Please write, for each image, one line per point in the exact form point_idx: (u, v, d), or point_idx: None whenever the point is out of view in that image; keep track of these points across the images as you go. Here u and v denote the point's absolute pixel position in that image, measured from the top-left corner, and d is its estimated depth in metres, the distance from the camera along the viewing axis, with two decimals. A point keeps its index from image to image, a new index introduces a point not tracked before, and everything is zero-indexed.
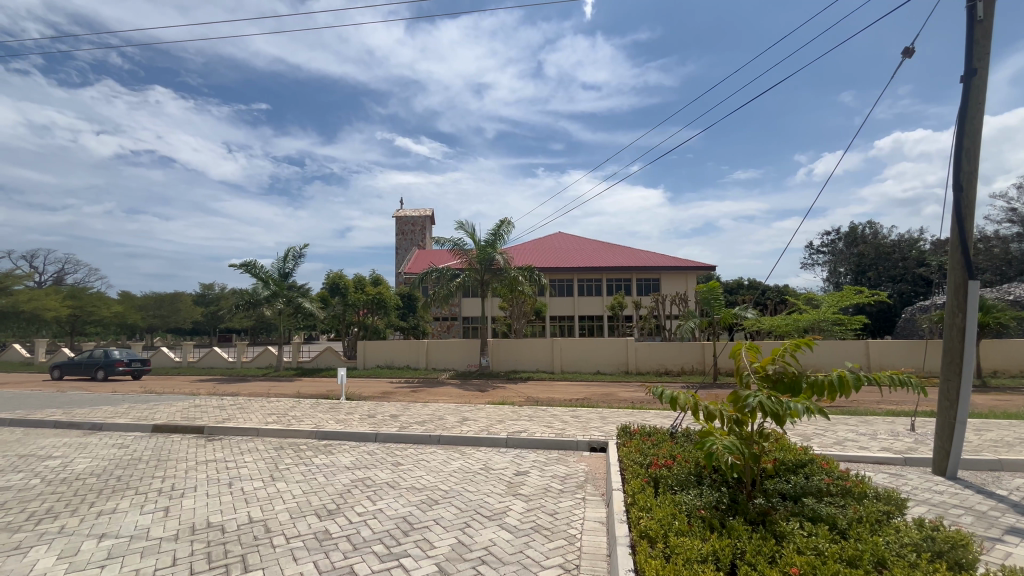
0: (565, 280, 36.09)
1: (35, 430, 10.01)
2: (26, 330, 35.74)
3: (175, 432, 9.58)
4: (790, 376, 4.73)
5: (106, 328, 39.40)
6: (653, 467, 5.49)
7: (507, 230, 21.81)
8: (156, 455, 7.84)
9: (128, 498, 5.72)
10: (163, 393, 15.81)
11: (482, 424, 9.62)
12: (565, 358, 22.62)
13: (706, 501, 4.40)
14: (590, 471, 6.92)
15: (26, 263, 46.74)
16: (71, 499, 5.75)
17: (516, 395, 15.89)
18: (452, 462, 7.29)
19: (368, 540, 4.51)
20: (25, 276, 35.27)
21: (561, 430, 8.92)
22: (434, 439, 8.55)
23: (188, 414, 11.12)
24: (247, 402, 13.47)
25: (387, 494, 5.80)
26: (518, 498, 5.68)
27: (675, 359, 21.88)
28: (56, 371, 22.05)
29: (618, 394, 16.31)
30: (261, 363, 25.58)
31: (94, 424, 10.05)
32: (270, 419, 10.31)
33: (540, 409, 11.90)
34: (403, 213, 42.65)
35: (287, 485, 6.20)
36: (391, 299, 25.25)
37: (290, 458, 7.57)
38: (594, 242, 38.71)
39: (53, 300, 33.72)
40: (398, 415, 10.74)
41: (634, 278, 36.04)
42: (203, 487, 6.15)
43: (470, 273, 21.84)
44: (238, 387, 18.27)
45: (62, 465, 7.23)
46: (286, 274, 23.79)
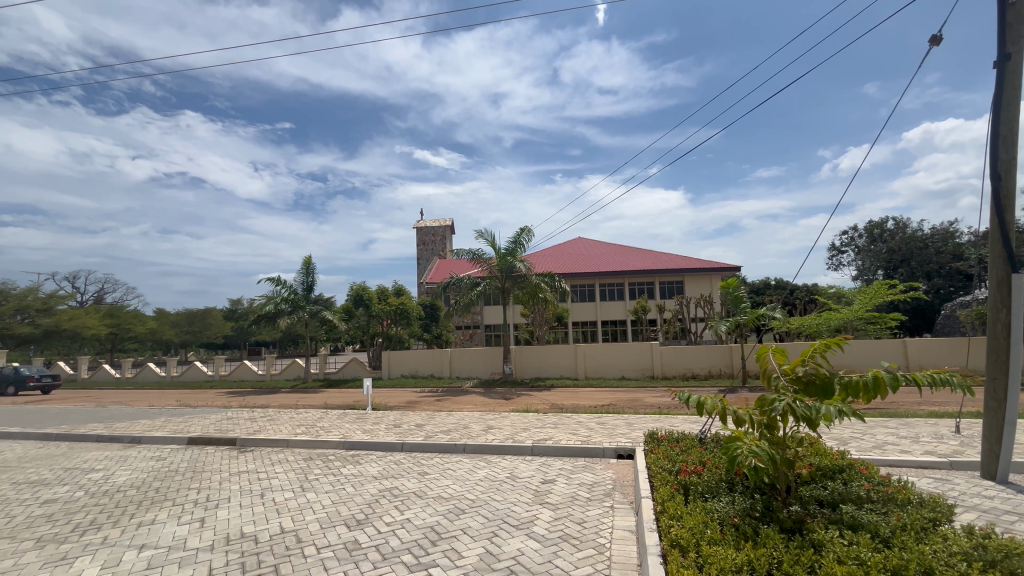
0: (586, 285, 35.85)
1: (79, 443, 10.47)
2: (69, 349, 37.50)
3: (209, 444, 9.85)
4: (822, 377, 4.58)
5: (142, 343, 40.99)
6: (683, 474, 5.37)
7: (527, 237, 21.89)
8: (191, 466, 8.07)
9: (165, 510, 5.90)
10: (198, 406, 16.23)
11: (507, 432, 9.58)
12: (588, 364, 22.39)
13: (738, 508, 4.29)
14: (618, 478, 6.82)
15: (69, 284, 49.38)
16: (112, 510, 5.96)
17: (540, 402, 15.80)
18: (478, 471, 7.29)
19: (397, 550, 4.53)
20: (67, 296, 37.08)
21: (587, 438, 8.83)
22: (460, 447, 8.57)
23: (221, 427, 11.42)
24: (277, 413, 13.76)
25: (414, 504, 5.83)
26: (545, 507, 5.64)
27: (702, 363, 21.44)
28: None
29: (643, 399, 16.05)
30: (289, 375, 26.11)
31: (133, 437, 10.42)
32: (299, 430, 10.50)
33: (565, 416, 11.80)
34: (424, 224, 43.21)
35: (316, 495, 6.30)
36: (413, 309, 25.52)
37: (319, 468, 7.71)
38: (614, 247, 38.46)
39: (94, 318, 35.33)
40: (424, 424, 10.82)
41: (656, 281, 35.59)
42: (236, 498, 6.31)
43: (490, 281, 21.92)
44: (267, 399, 18.68)
45: (104, 477, 7.53)
46: (310, 287, 24.27)
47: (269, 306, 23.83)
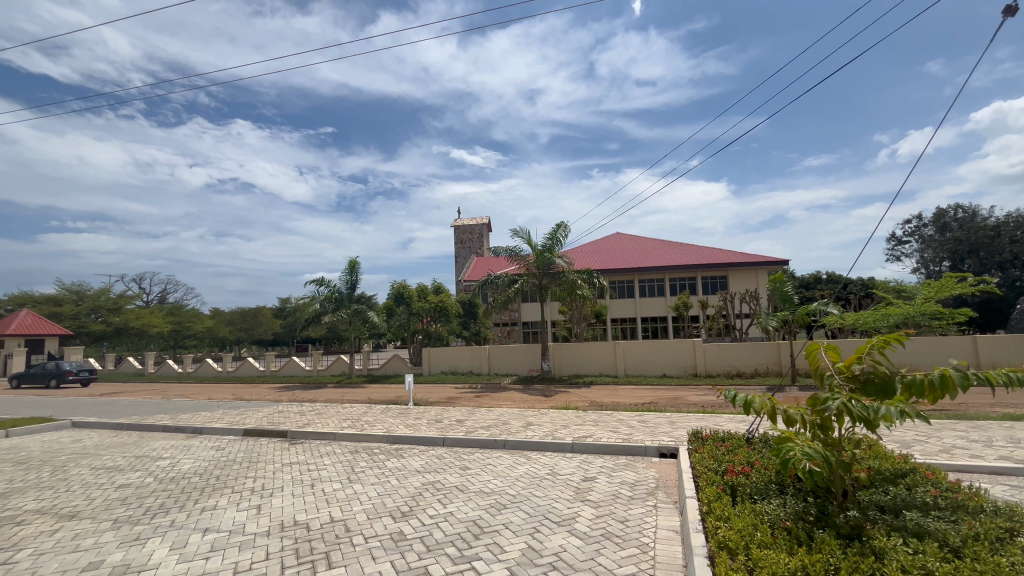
0: (625, 281, 35.30)
1: (147, 433, 11.28)
2: (137, 345, 40.42)
3: (262, 436, 10.38)
4: (881, 376, 4.32)
5: (201, 340, 43.57)
6: (729, 475, 5.21)
7: (564, 233, 21.74)
8: (247, 456, 8.52)
9: (226, 496, 6.27)
10: (252, 399, 17.10)
11: (547, 429, 9.58)
12: (628, 361, 22.04)
13: (790, 511, 4.12)
14: (661, 477, 6.68)
15: (136, 285, 53.11)
16: (178, 496, 6.38)
17: (579, 400, 15.69)
18: (518, 467, 7.33)
19: (440, 542, 4.63)
20: (134, 296, 39.92)
21: (628, 436, 8.70)
22: (500, 443, 8.64)
23: (273, 419, 12.00)
24: (325, 407, 14.32)
25: (456, 498, 5.94)
26: (587, 504, 5.61)
27: (748, 360, 20.70)
28: (13, 381, 26.35)
29: (686, 398, 15.67)
30: (334, 370, 27.10)
31: (195, 428, 11.12)
32: (345, 424, 10.88)
33: (605, 413, 11.68)
34: (461, 222, 43.70)
35: (363, 487, 6.52)
36: (452, 307, 25.88)
37: (365, 461, 7.98)
38: (654, 242, 37.63)
39: (158, 317, 37.84)
40: (464, 419, 10.98)
41: (698, 276, 34.58)
42: (289, 487, 6.63)
43: (528, 278, 21.91)
44: (314, 394, 19.45)
45: (170, 465, 8.08)
46: (352, 286, 25.05)
47: (315, 305, 24.78)
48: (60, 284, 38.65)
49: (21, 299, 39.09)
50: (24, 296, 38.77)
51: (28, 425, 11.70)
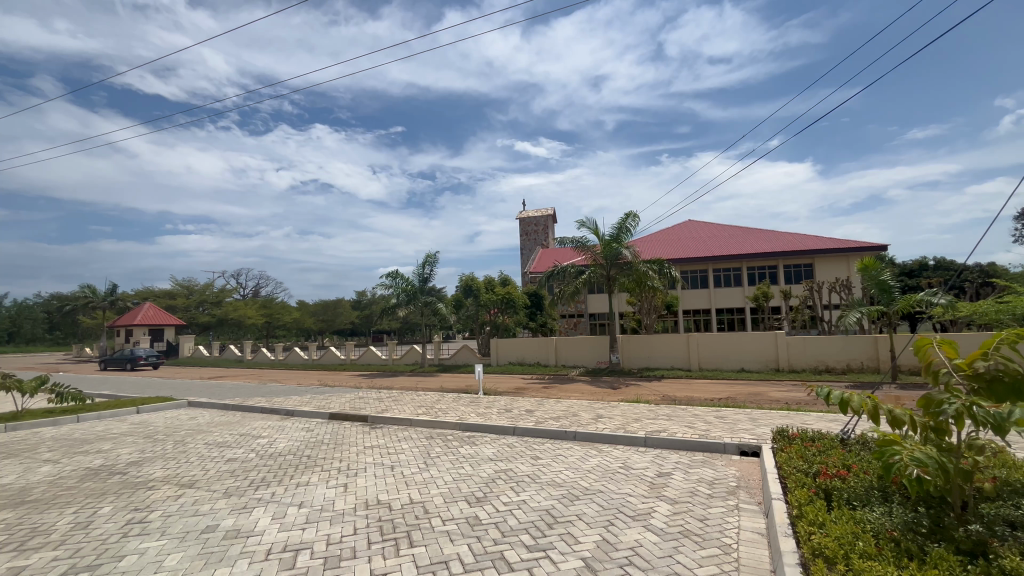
0: (698, 270, 33.66)
1: (248, 413, 12.52)
2: (237, 334, 44.85)
3: (346, 419, 11.12)
4: (1012, 375, 3.77)
5: (290, 330, 47.42)
6: (823, 477, 4.83)
7: (633, 222, 21.12)
8: (334, 438, 9.16)
9: (316, 474, 6.81)
10: (335, 386, 18.36)
11: (618, 422, 9.41)
12: (702, 354, 21.07)
13: (897, 521, 3.74)
14: (742, 476, 6.33)
15: (235, 280, 58.72)
16: (276, 471, 7.03)
17: (651, 393, 15.24)
18: (590, 460, 7.26)
19: (515, 529, 4.71)
20: (233, 290, 44.34)
21: (705, 431, 8.33)
22: (570, 435, 8.62)
23: (355, 405, 12.81)
24: (400, 394, 15.04)
25: (529, 487, 6.00)
26: (663, 500, 5.46)
27: (838, 355, 19.03)
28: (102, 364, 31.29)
29: (768, 394, 14.72)
30: (408, 360, 28.40)
31: (287, 411, 12.14)
32: (420, 411, 11.38)
33: (679, 408, 11.27)
34: (526, 214, 43.78)
35: (439, 472, 6.78)
36: (519, 298, 25.87)
37: (439, 447, 8.30)
38: (729, 229, 35.51)
39: (252, 309, 41.62)
40: (533, 409, 11.07)
41: (780, 265, 32.19)
42: (371, 468, 7.06)
43: (595, 269, 21.50)
44: (390, 382, 20.51)
45: (269, 443, 8.90)
46: (424, 279, 26.03)
47: (390, 297, 26.04)
48: (174, 280, 43.79)
49: (145, 294, 44.83)
50: (147, 291, 44.42)
51: (153, 403, 13.38)
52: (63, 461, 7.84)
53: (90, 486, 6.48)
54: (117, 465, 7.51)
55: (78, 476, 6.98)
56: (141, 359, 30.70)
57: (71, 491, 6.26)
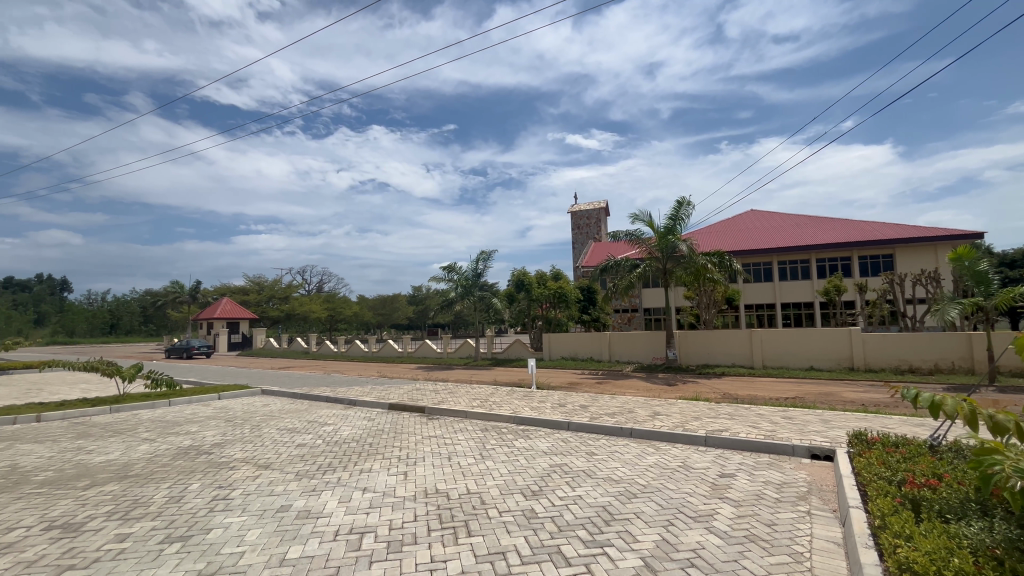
0: (761, 263, 31.87)
1: (314, 402, 13.28)
2: (304, 327, 47.61)
3: (404, 410, 11.52)
4: None
5: (351, 324, 49.79)
6: (909, 486, 4.44)
7: (689, 212, 20.30)
8: (393, 428, 9.51)
9: (378, 461, 7.12)
10: (393, 377, 19.06)
11: (676, 420, 9.12)
12: (766, 351, 19.96)
13: (999, 538, 3.38)
14: (815, 481, 5.94)
15: (301, 276, 62.15)
16: (342, 457, 7.41)
17: (711, 391, 14.64)
18: (647, 457, 7.10)
19: (571, 524, 4.69)
20: (299, 285, 47.13)
21: (772, 432, 7.90)
22: (626, 432, 8.45)
23: (412, 396, 13.24)
24: (455, 387, 15.38)
25: (585, 482, 5.95)
26: (726, 502, 5.23)
27: (924, 354, 17.40)
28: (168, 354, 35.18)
29: (841, 394, 13.74)
30: (462, 353, 28.98)
31: (350, 400, 12.75)
32: (475, 403, 11.58)
33: (742, 407, 10.75)
34: (578, 208, 43.21)
35: (494, 463, 6.87)
36: (572, 292, 25.62)
37: (495, 439, 8.41)
38: (797, 219, 33.35)
39: (316, 304, 44.05)
40: (588, 405, 10.95)
41: (855, 256, 29.86)
42: (429, 458, 7.28)
43: (650, 262, 20.85)
44: (445, 374, 21.03)
45: (334, 430, 9.40)
46: (477, 274, 26.43)
47: (445, 292, 26.62)
48: (247, 277, 47.15)
49: (222, 290, 48.63)
50: (224, 286, 48.13)
51: (232, 390, 14.50)
52: (158, 441, 8.66)
53: (181, 464, 7.12)
54: (203, 445, 8.21)
55: (171, 455, 7.69)
56: (194, 350, 34.05)
57: (166, 467, 6.93)
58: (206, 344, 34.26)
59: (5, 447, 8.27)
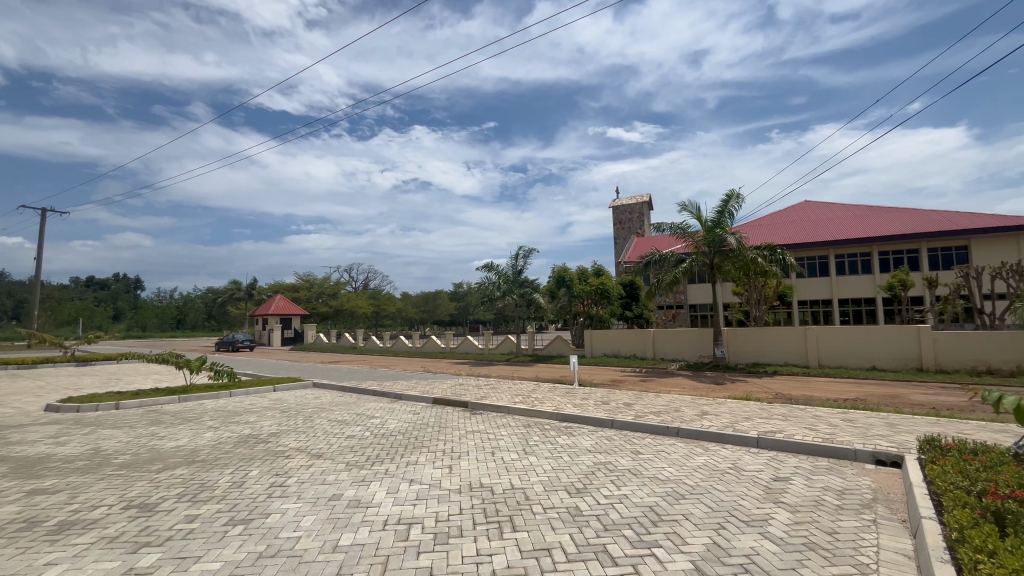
0: (817, 257, 30.19)
1: (362, 395, 13.75)
2: (351, 323, 49.39)
3: (448, 405, 11.71)
4: None
5: (395, 319, 51.21)
6: (990, 496, 4.09)
7: (737, 204, 19.51)
8: (438, 421, 9.70)
9: (424, 454, 7.27)
10: (436, 372, 19.46)
11: (726, 420, 8.80)
12: (822, 350, 18.91)
13: None
14: (880, 488, 5.57)
15: (348, 274, 64.41)
16: (389, 449, 7.63)
17: (762, 391, 14.05)
18: (695, 458, 6.88)
19: (618, 523, 4.61)
20: (347, 282, 48.88)
21: (831, 435, 7.47)
22: (673, 431, 8.23)
23: (456, 391, 13.44)
24: (497, 383, 15.50)
25: (631, 481, 5.84)
26: (782, 507, 4.99)
27: (1004, 354, 15.97)
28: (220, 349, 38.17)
29: (908, 396, 12.84)
30: (503, 349, 29.16)
31: (396, 394, 13.11)
32: (517, 399, 11.63)
33: (797, 408, 10.23)
34: (620, 202, 42.44)
35: (538, 460, 6.87)
36: (614, 288, 25.31)
37: (538, 435, 8.40)
38: (856, 209, 31.35)
39: (362, 300, 45.60)
40: (632, 403, 10.75)
41: (923, 248, 27.76)
42: (473, 452, 7.36)
43: (696, 257, 20.18)
44: (487, 370, 21.23)
45: (381, 423, 9.69)
46: (518, 271, 26.50)
47: (486, 289, 26.85)
48: (299, 275, 49.43)
49: (276, 287, 51.17)
50: (277, 284, 50.62)
51: (286, 382, 15.25)
52: (222, 429, 9.23)
53: (241, 451, 7.55)
54: (261, 434, 8.68)
55: (232, 442, 8.16)
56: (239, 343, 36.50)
57: (228, 454, 7.37)
58: (249, 338, 36.83)
59: (90, 431, 9.05)
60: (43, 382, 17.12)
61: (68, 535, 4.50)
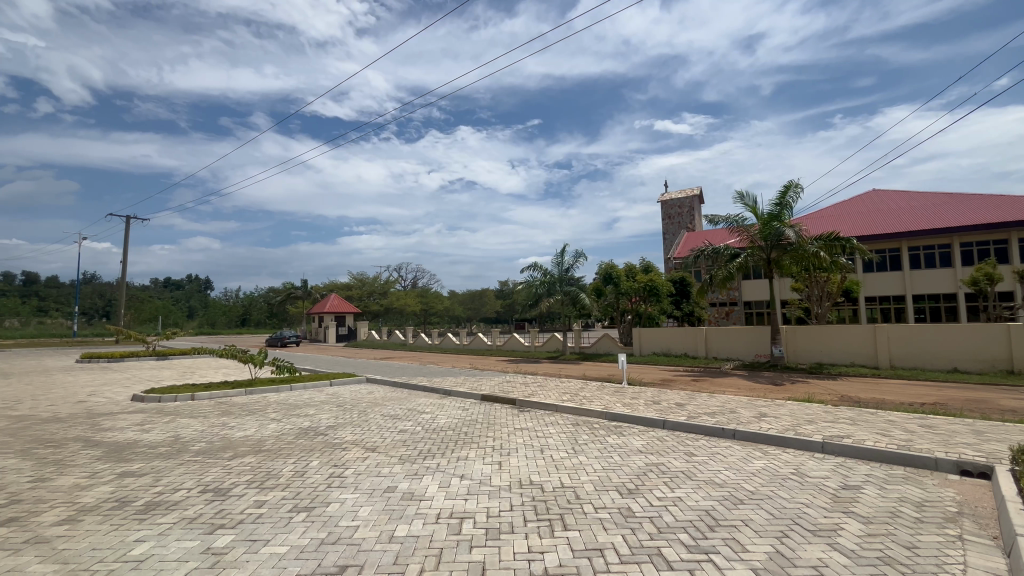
0: (888, 249, 28.04)
1: (413, 390, 14.15)
2: (401, 320, 50.91)
3: (496, 401, 11.82)
4: None
5: (443, 317, 52.23)
6: None
7: (797, 195, 18.45)
8: (486, 418, 9.81)
9: (473, 450, 7.36)
10: (484, 370, 19.69)
11: (787, 423, 8.35)
12: (894, 349, 17.56)
13: None
14: (965, 501, 5.11)
15: (398, 273, 66.28)
16: (440, 444, 7.79)
17: (826, 393, 13.24)
18: (754, 462, 6.57)
19: (672, 526, 4.49)
20: (396, 281, 50.35)
21: (907, 442, 6.93)
22: (729, 433, 7.90)
23: (503, 388, 13.55)
24: (544, 380, 15.49)
25: (685, 484, 5.67)
26: (852, 517, 4.67)
27: None
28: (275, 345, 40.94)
29: (997, 401, 11.69)
30: (549, 347, 29.07)
31: (445, 390, 13.38)
32: (566, 397, 11.55)
33: (866, 412, 9.57)
34: (669, 196, 41.16)
35: (587, 459, 6.80)
36: (664, 286, 24.48)
37: (587, 434, 8.31)
38: (934, 197, 28.84)
39: (411, 298, 46.83)
40: (685, 403, 10.43)
41: (1014, 238, 25.15)
42: (522, 450, 7.38)
43: (752, 251, 19.23)
44: (533, 368, 21.24)
45: (432, 418, 9.92)
46: (564, 269, 26.33)
47: (532, 287, 26.84)
48: (352, 274, 51.45)
49: (331, 286, 53.49)
50: (332, 283, 52.88)
51: (342, 377, 15.95)
52: (285, 421, 9.77)
53: (302, 442, 7.95)
54: (320, 427, 9.11)
55: (294, 434, 8.61)
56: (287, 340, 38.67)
57: (291, 445, 7.79)
58: (296, 334, 38.74)
59: (170, 420, 9.83)
60: (129, 374, 18.75)
61: (154, 515, 4.91)
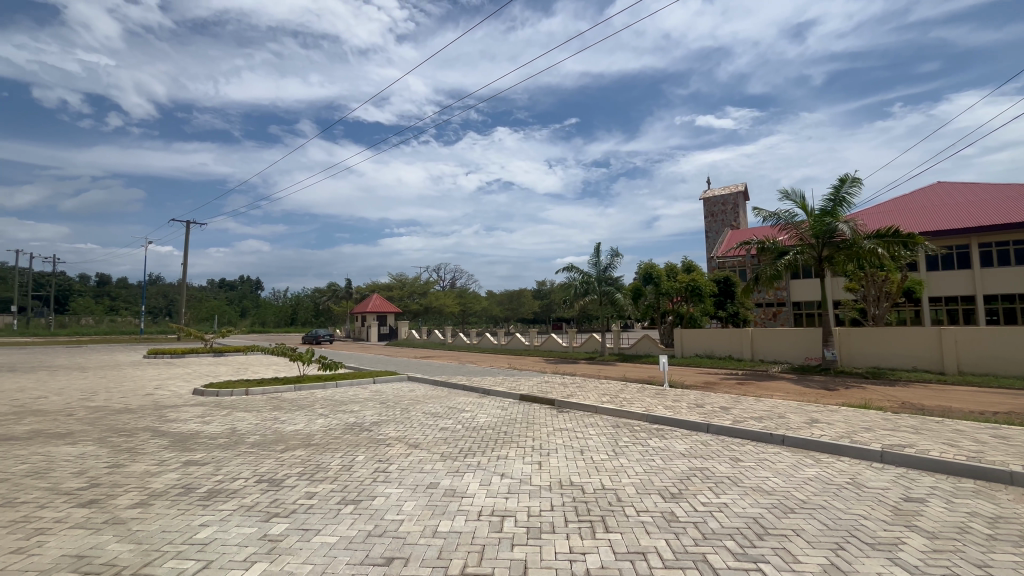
0: (955, 246, 26.11)
1: (453, 389, 14.40)
2: (441, 320, 51.74)
3: (535, 401, 11.85)
4: None
5: (480, 316, 52.68)
6: None
7: (852, 189, 17.52)
8: (525, 418, 9.84)
9: (513, 449, 7.41)
10: (521, 370, 19.77)
11: (842, 430, 7.93)
12: (963, 354, 16.34)
13: None
14: None
15: (437, 274, 67.41)
16: (480, 442, 7.88)
17: (883, 399, 12.51)
18: (805, 469, 6.29)
19: (717, 533, 4.37)
20: (436, 281, 51.27)
21: (978, 453, 6.45)
22: (779, 439, 7.59)
23: (542, 388, 13.56)
24: (583, 381, 15.38)
25: (731, 490, 5.50)
26: (914, 531, 4.41)
27: None
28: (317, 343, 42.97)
29: None
30: (588, 348, 28.82)
31: (484, 389, 13.53)
32: (605, 399, 11.43)
33: (930, 420, 8.98)
34: (712, 193, 39.93)
35: (628, 461, 6.69)
36: (706, 286, 23.77)
37: (628, 437, 8.19)
38: (1010, 189, 26.58)
39: (449, 298, 47.52)
40: (730, 406, 10.11)
41: None
42: (562, 450, 7.36)
43: (802, 249, 18.44)
44: (572, 368, 21.13)
45: (472, 417, 10.05)
46: (602, 268, 25.97)
47: (569, 287, 26.61)
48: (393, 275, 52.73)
49: (373, 287, 55.07)
50: (374, 283, 54.43)
51: (385, 375, 16.41)
52: (332, 416, 10.16)
53: (349, 438, 8.24)
54: (365, 423, 9.42)
55: (341, 429, 8.94)
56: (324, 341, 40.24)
57: (338, 440, 8.09)
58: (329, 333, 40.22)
59: (227, 413, 10.42)
60: (190, 370, 19.97)
61: (215, 502, 5.24)
